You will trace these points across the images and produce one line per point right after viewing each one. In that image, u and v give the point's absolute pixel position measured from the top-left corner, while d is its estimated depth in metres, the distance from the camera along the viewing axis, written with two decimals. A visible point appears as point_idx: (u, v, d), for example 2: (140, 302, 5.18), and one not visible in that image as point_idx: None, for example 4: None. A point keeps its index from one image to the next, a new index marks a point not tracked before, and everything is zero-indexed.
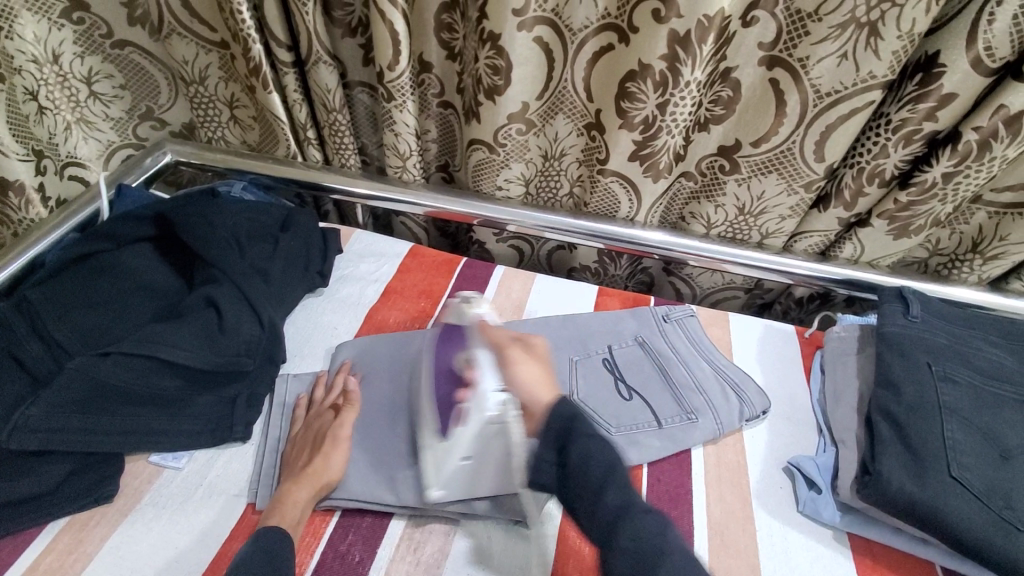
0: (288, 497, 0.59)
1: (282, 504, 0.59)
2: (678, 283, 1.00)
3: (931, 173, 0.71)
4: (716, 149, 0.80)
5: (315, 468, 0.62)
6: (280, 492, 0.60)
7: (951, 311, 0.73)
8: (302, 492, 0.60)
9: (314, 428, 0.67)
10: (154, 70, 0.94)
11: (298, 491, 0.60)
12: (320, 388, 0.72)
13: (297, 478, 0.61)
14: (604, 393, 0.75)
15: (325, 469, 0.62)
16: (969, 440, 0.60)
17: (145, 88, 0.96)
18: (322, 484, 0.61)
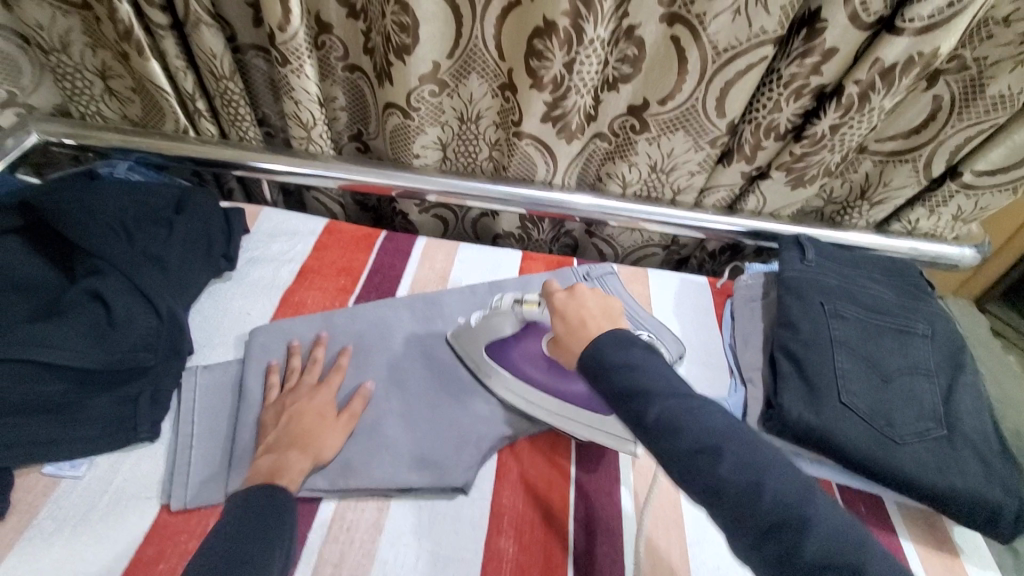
0: (294, 467, 0.58)
1: (282, 476, 0.57)
2: (600, 244, 1.02)
3: (820, 126, 0.76)
4: (625, 109, 0.81)
5: (317, 441, 0.60)
6: (282, 464, 0.58)
7: (840, 254, 0.80)
8: (303, 463, 0.59)
9: (304, 402, 0.64)
10: (9, 47, 0.82)
11: (300, 462, 0.59)
12: (297, 358, 0.69)
13: (298, 447, 0.59)
14: None
15: (323, 439, 0.61)
16: (856, 368, 0.67)
17: (3, 70, 0.84)
18: (323, 457, 0.60)
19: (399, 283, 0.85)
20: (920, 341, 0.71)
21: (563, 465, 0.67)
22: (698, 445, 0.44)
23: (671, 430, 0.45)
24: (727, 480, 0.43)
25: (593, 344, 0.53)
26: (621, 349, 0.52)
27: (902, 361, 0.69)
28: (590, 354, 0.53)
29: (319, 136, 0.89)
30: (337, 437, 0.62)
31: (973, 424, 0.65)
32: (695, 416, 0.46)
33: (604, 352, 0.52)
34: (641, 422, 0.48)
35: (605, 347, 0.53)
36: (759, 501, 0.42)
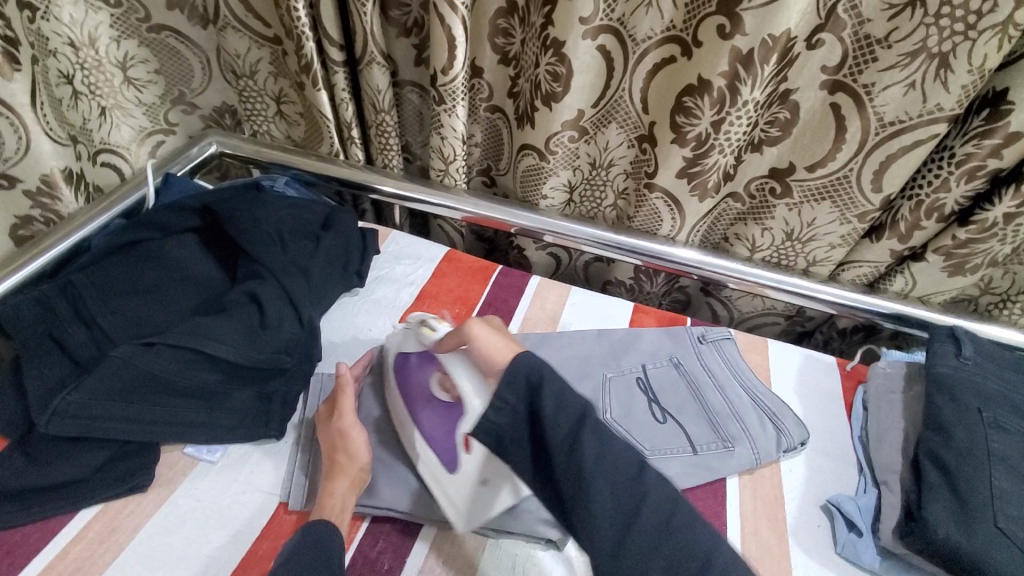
0: (332, 493, 0.59)
1: (328, 501, 0.58)
2: (715, 305, 0.98)
3: (994, 212, 0.69)
4: (767, 171, 0.78)
5: (344, 462, 0.62)
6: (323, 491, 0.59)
7: (1004, 355, 0.70)
8: (343, 487, 0.60)
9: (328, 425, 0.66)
10: (189, 55, 0.92)
11: (339, 487, 0.60)
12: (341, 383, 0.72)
13: (330, 471, 0.61)
14: (639, 413, 0.73)
15: (352, 460, 0.63)
16: (1018, 491, 0.58)
17: (179, 73, 0.93)
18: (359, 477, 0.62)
19: (511, 318, 0.86)
20: None
21: None
22: (627, 461, 0.47)
23: (603, 445, 0.47)
24: (652, 507, 0.45)
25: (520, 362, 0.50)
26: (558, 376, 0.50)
27: None
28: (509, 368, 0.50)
29: (456, 170, 0.93)
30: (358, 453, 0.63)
31: None
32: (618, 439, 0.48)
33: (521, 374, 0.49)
34: (561, 440, 0.47)
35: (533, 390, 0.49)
36: (652, 519, 0.44)
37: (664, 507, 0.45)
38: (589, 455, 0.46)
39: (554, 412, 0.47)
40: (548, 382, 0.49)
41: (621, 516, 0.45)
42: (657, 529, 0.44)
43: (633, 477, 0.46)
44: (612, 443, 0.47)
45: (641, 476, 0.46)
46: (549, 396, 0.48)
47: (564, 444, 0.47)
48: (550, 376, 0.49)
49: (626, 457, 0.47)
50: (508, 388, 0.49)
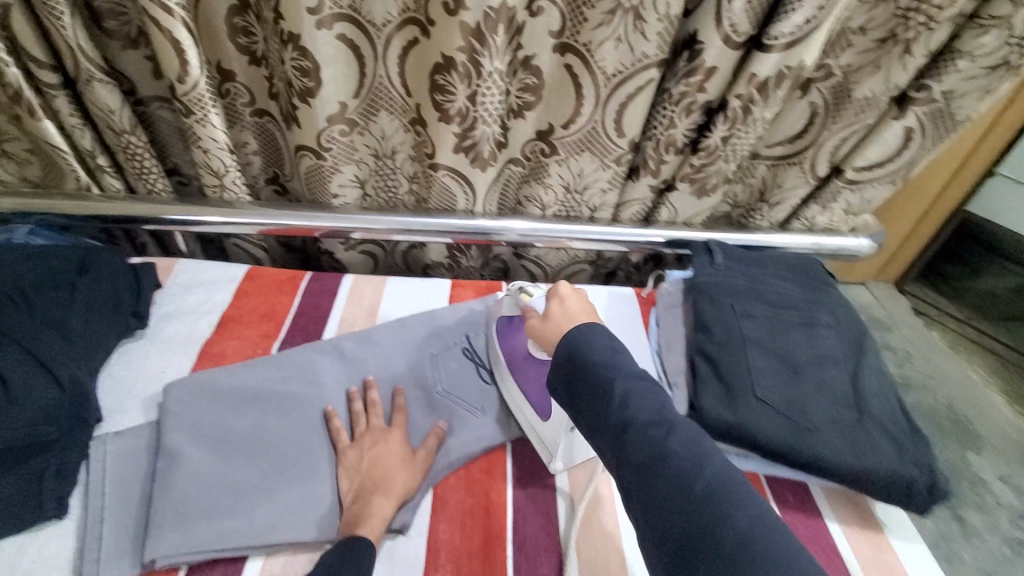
0: (377, 512, 0.59)
1: (368, 518, 0.58)
2: (528, 265, 1.04)
3: (712, 138, 0.80)
4: (534, 134, 0.84)
5: (396, 481, 0.62)
6: (367, 509, 0.59)
7: (746, 256, 0.84)
8: (388, 505, 0.60)
9: (382, 444, 0.66)
10: None
11: (385, 506, 0.60)
12: (358, 402, 0.70)
13: (374, 488, 0.61)
14: (467, 381, 0.76)
15: (401, 479, 0.62)
16: (769, 364, 0.70)
17: None
18: (405, 495, 0.62)
19: (326, 323, 0.84)
20: (824, 332, 0.74)
21: (500, 489, 0.67)
22: (653, 418, 0.50)
23: (634, 402, 0.51)
24: (658, 453, 0.47)
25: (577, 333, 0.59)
26: (613, 350, 0.57)
27: (809, 352, 0.72)
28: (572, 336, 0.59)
29: (232, 182, 0.87)
30: (403, 472, 0.63)
31: (879, 405, 0.68)
32: (655, 403, 0.52)
33: (591, 347, 0.57)
34: (604, 399, 0.52)
35: (597, 353, 0.56)
36: (664, 474, 0.45)
37: (691, 461, 0.46)
38: (627, 407, 0.51)
39: (593, 384, 0.54)
40: (592, 350, 0.56)
41: (645, 469, 0.46)
42: (682, 484, 0.44)
43: (654, 430, 0.48)
44: (648, 403, 0.51)
45: (667, 438, 0.48)
46: (592, 358, 0.56)
47: (606, 403, 0.52)
48: (585, 347, 0.57)
49: (653, 415, 0.50)
50: (555, 367, 0.58)
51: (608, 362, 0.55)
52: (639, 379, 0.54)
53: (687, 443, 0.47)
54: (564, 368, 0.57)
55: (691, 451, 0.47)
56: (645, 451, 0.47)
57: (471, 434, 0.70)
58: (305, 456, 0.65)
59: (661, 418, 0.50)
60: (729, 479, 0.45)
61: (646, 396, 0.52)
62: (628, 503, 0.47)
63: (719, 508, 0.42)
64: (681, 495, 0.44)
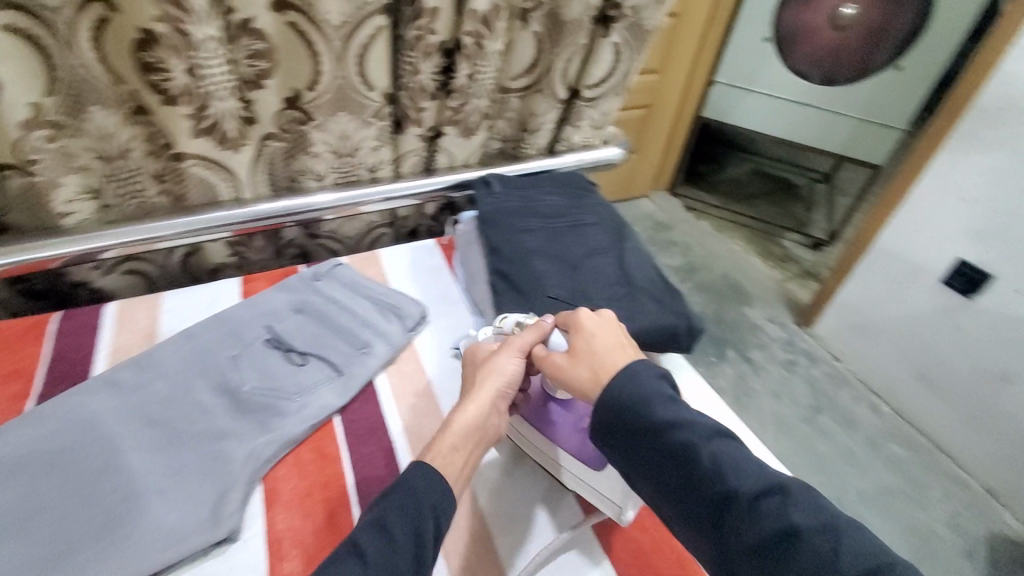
0: (446, 437, 0.56)
1: (437, 444, 0.55)
2: (327, 242, 1.01)
3: (459, 76, 0.85)
4: (283, 103, 0.79)
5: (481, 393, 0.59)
6: (450, 431, 0.56)
7: (519, 180, 0.92)
8: (470, 415, 0.57)
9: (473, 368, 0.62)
10: None
11: (467, 415, 0.57)
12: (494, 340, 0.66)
13: (462, 403, 0.58)
14: (274, 371, 0.70)
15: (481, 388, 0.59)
16: (552, 268, 0.77)
17: None
18: (487, 407, 0.58)
19: (95, 358, 0.73)
20: (592, 228, 0.85)
21: (337, 460, 0.65)
22: (760, 487, 0.45)
23: (729, 468, 0.46)
24: (784, 532, 0.43)
25: (628, 380, 0.52)
26: (666, 398, 0.50)
27: (582, 249, 0.82)
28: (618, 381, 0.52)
29: None
30: (489, 378, 0.60)
31: (642, 274, 0.80)
32: (749, 464, 0.47)
33: (645, 400, 0.50)
34: (688, 470, 0.47)
35: (648, 402, 0.50)
36: (801, 558, 0.41)
37: (822, 532, 0.42)
38: (722, 480, 0.46)
39: (670, 454, 0.48)
40: (645, 402, 0.50)
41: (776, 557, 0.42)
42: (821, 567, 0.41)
43: (766, 502, 0.44)
44: (742, 466, 0.46)
45: (788, 514, 0.43)
46: (653, 411, 0.49)
47: (692, 473, 0.47)
48: (637, 400, 0.50)
49: (758, 483, 0.45)
50: (602, 420, 0.52)
51: (676, 418, 0.49)
52: (715, 433, 0.49)
53: (807, 508, 0.44)
54: (615, 425, 0.51)
55: (814, 518, 0.43)
56: (769, 530, 0.43)
57: (292, 419, 0.66)
58: (95, 501, 0.56)
59: (767, 484, 0.45)
60: (869, 550, 0.42)
61: (736, 458, 0.47)
62: None
63: None
64: None
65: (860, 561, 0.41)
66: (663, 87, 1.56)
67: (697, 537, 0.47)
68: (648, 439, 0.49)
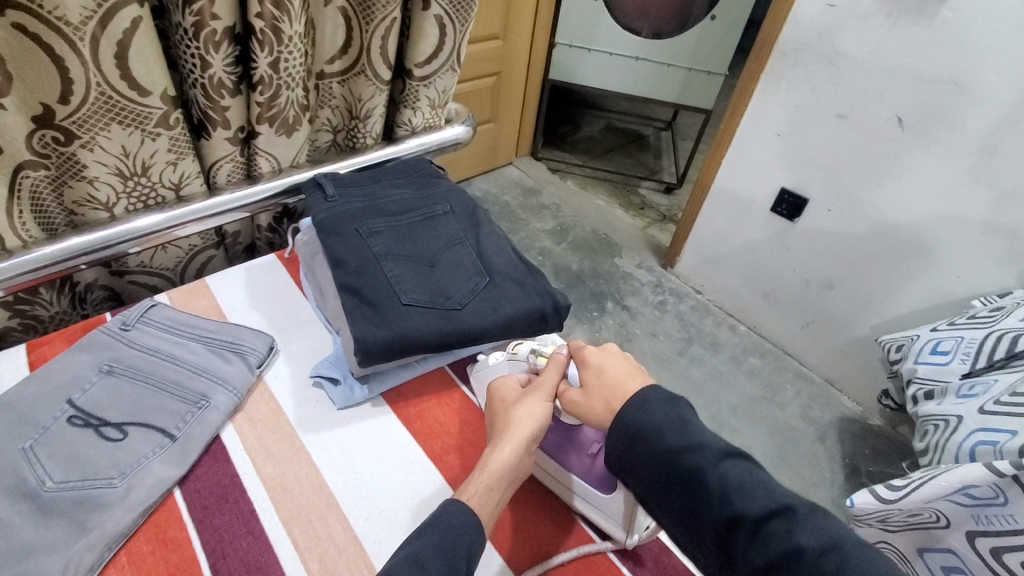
0: (482, 480, 0.54)
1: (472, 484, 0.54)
2: (141, 279, 0.85)
3: (261, 67, 0.73)
4: (28, 123, 0.63)
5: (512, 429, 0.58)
6: (485, 466, 0.55)
7: (356, 177, 0.84)
8: (505, 456, 0.56)
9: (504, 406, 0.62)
10: None
11: (502, 456, 0.56)
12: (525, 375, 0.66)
13: (494, 442, 0.57)
14: (84, 452, 0.58)
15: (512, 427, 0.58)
16: (405, 270, 0.72)
17: None
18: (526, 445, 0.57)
19: None
20: (444, 218, 0.80)
21: (186, 541, 0.55)
22: (765, 508, 0.47)
23: (737, 492, 0.48)
24: (790, 546, 0.45)
25: (642, 405, 0.53)
26: (677, 427, 0.52)
27: (436, 244, 0.77)
28: (633, 407, 0.53)
29: None
30: (524, 417, 0.59)
31: (500, 260, 0.77)
32: (759, 483, 0.49)
33: (657, 427, 0.52)
34: (697, 490, 0.49)
35: (660, 427, 0.52)
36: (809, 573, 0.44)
37: (824, 546, 0.45)
38: (729, 501, 0.48)
39: (682, 476, 0.50)
40: (661, 427, 0.52)
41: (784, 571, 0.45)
42: None
43: (773, 521, 0.47)
44: (751, 489, 0.48)
45: (790, 529, 0.46)
46: (668, 437, 0.51)
47: (701, 493, 0.49)
48: (650, 426, 0.52)
49: (763, 503, 0.47)
50: (618, 445, 0.53)
51: (688, 442, 0.50)
52: (725, 454, 0.51)
53: (815, 532, 0.46)
54: (629, 447, 0.53)
55: (817, 535, 0.46)
56: (772, 547, 0.46)
57: (115, 510, 0.54)
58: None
59: (775, 505, 0.47)
60: (875, 568, 0.44)
61: (743, 479, 0.49)
62: None
63: None
64: None
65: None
66: (505, 55, 1.57)
67: (702, 551, 0.50)
68: (659, 461, 0.51)
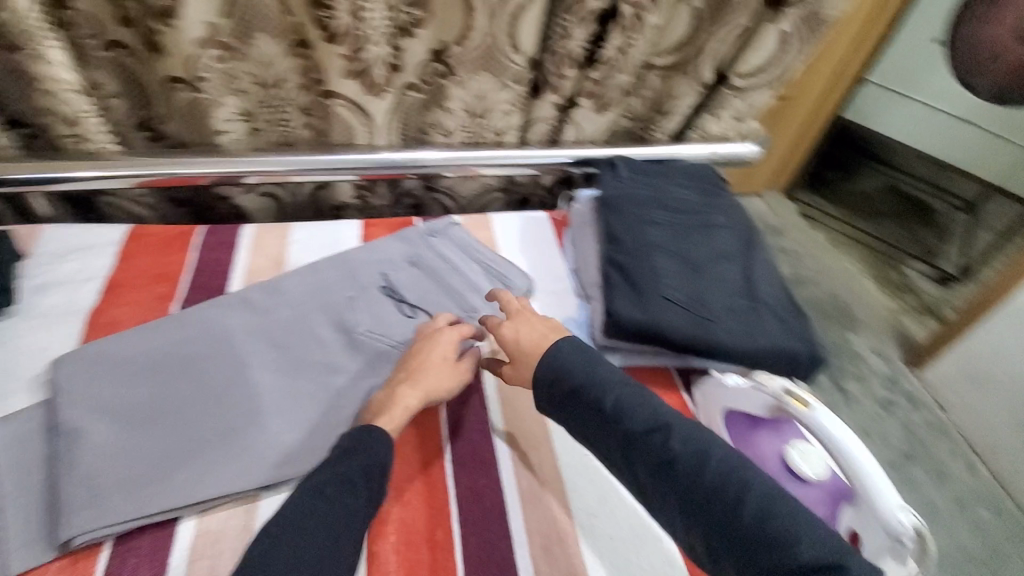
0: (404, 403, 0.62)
1: (393, 408, 0.61)
2: (441, 198, 1.02)
3: (608, 48, 0.81)
4: (428, 55, 0.78)
5: (428, 381, 0.64)
6: (394, 402, 0.62)
7: (649, 168, 0.87)
8: (413, 398, 0.62)
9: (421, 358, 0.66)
10: None
11: (410, 398, 0.62)
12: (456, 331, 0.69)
13: (409, 381, 0.63)
14: (388, 317, 0.75)
15: (435, 386, 0.64)
16: (672, 266, 0.75)
17: None
18: (431, 394, 0.64)
19: (230, 275, 0.78)
20: (720, 231, 0.81)
21: (434, 417, 0.68)
22: (649, 425, 0.53)
23: (626, 412, 0.54)
24: (679, 453, 0.50)
25: (556, 360, 0.58)
26: (579, 362, 0.58)
27: (706, 251, 0.78)
28: (554, 369, 0.58)
29: (95, 129, 0.77)
30: (435, 371, 0.65)
31: (766, 290, 0.76)
32: (643, 406, 0.54)
33: (570, 366, 0.58)
34: (597, 411, 0.55)
35: (568, 363, 0.58)
36: (690, 477, 0.49)
37: (695, 454, 0.50)
38: (621, 422, 0.53)
39: (579, 402, 0.56)
40: (580, 371, 0.57)
41: (676, 492, 0.49)
42: (704, 484, 0.48)
43: (652, 437, 0.52)
44: (637, 407, 0.54)
45: (669, 449, 0.51)
46: (580, 375, 0.57)
47: (597, 413, 0.55)
48: (565, 370, 0.57)
49: (649, 421, 0.53)
50: (538, 389, 0.59)
51: (591, 379, 0.56)
52: (621, 381, 0.56)
53: (686, 441, 0.51)
54: (551, 392, 0.58)
55: (688, 447, 0.50)
56: (654, 456, 0.51)
57: (398, 367, 0.70)
58: (224, 410, 0.63)
59: (654, 423, 0.52)
60: (772, 491, 0.48)
61: (635, 398, 0.55)
62: (663, 508, 0.51)
63: (755, 508, 0.46)
64: (702, 488, 0.48)
65: (756, 506, 0.47)
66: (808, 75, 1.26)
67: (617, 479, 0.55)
68: (569, 395, 0.57)
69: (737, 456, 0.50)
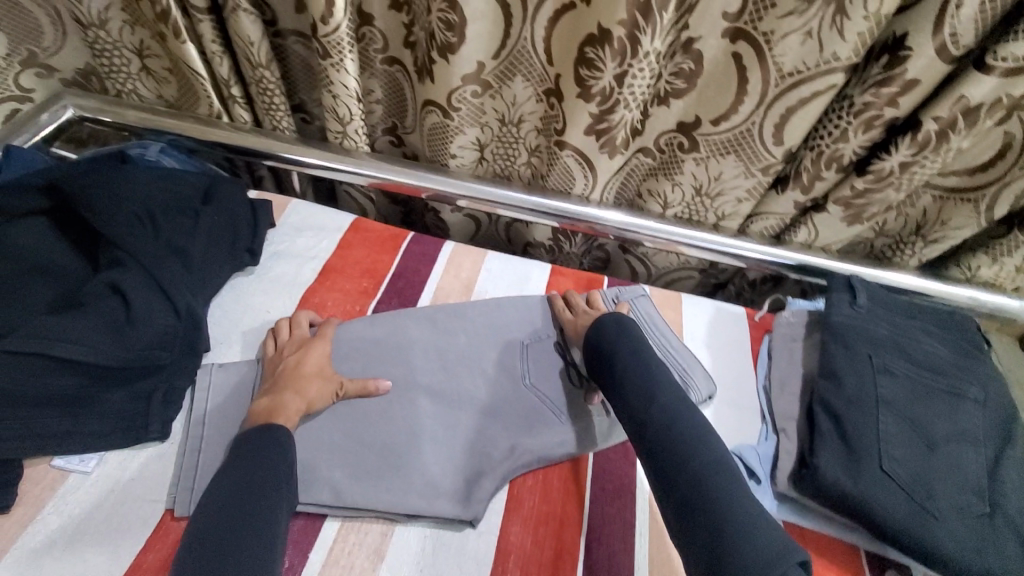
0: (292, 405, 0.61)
1: (280, 409, 0.60)
2: (634, 262, 0.97)
3: (888, 161, 0.70)
4: (675, 125, 0.76)
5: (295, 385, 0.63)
6: (279, 403, 0.61)
7: (894, 301, 0.74)
8: (298, 404, 0.62)
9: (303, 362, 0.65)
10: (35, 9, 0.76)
11: (296, 402, 0.61)
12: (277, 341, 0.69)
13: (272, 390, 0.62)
14: (553, 379, 0.73)
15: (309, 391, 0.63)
16: (901, 432, 0.61)
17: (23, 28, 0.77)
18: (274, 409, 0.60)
19: (423, 289, 0.82)
20: (970, 407, 0.66)
21: (577, 504, 0.63)
22: (642, 390, 0.60)
23: (627, 371, 0.63)
24: (653, 420, 0.57)
25: (600, 326, 0.70)
26: (617, 331, 0.68)
27: (949, 427, 0.63)
28: (597, 332, 0.70)
29: (354, 131, 0.86)
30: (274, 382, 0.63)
31: (1018, 503, 0.59)
32: (648, 376, 0.62)
33: (603, 329, 0.69)
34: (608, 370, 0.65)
35: (604, 330, 0.69)
36: (658, 436, 0.56)
37: (668, 420, 0.57)
38: (621, 382, 0.63)
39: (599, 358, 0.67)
40: (608, 336, 0.68)
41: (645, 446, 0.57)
42: (667, 447, 0.55)
43: (642, 402, 0.59)
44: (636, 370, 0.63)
45: (650, 412, 0.58)
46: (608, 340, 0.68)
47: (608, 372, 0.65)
48: (598, 333, 0.69)
49: (644, 387, 0.61)
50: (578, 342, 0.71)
51: (611, 341, 0.67)
52: (635, 353, 0.65)
53: (664, 410, 0.58)
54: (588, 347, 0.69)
55: (668, 416, 0.57)
56: (638, 415, 0.59)
57: (553, 437, 0.67)
58: (389, 423, 0.65)
59: (648, 391, 0.60)
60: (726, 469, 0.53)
61: (639, 368, 0.63)
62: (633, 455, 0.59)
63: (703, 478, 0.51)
64: (662, 447, 0.55)
65: (707, 465, 0.52)
66: None
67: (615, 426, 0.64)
68: (595, 354, 0.68)
69: (706, 435, 0.55)
